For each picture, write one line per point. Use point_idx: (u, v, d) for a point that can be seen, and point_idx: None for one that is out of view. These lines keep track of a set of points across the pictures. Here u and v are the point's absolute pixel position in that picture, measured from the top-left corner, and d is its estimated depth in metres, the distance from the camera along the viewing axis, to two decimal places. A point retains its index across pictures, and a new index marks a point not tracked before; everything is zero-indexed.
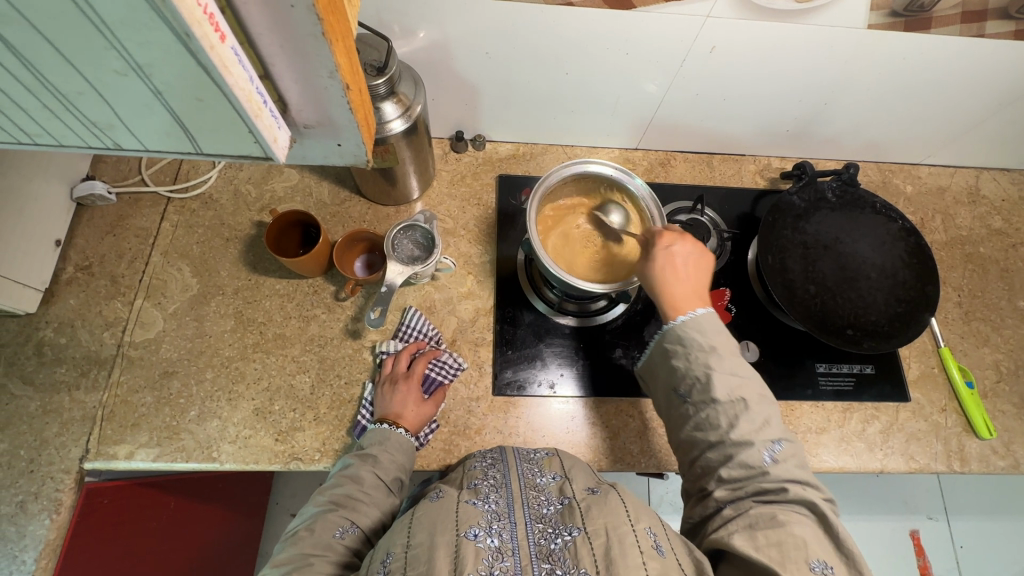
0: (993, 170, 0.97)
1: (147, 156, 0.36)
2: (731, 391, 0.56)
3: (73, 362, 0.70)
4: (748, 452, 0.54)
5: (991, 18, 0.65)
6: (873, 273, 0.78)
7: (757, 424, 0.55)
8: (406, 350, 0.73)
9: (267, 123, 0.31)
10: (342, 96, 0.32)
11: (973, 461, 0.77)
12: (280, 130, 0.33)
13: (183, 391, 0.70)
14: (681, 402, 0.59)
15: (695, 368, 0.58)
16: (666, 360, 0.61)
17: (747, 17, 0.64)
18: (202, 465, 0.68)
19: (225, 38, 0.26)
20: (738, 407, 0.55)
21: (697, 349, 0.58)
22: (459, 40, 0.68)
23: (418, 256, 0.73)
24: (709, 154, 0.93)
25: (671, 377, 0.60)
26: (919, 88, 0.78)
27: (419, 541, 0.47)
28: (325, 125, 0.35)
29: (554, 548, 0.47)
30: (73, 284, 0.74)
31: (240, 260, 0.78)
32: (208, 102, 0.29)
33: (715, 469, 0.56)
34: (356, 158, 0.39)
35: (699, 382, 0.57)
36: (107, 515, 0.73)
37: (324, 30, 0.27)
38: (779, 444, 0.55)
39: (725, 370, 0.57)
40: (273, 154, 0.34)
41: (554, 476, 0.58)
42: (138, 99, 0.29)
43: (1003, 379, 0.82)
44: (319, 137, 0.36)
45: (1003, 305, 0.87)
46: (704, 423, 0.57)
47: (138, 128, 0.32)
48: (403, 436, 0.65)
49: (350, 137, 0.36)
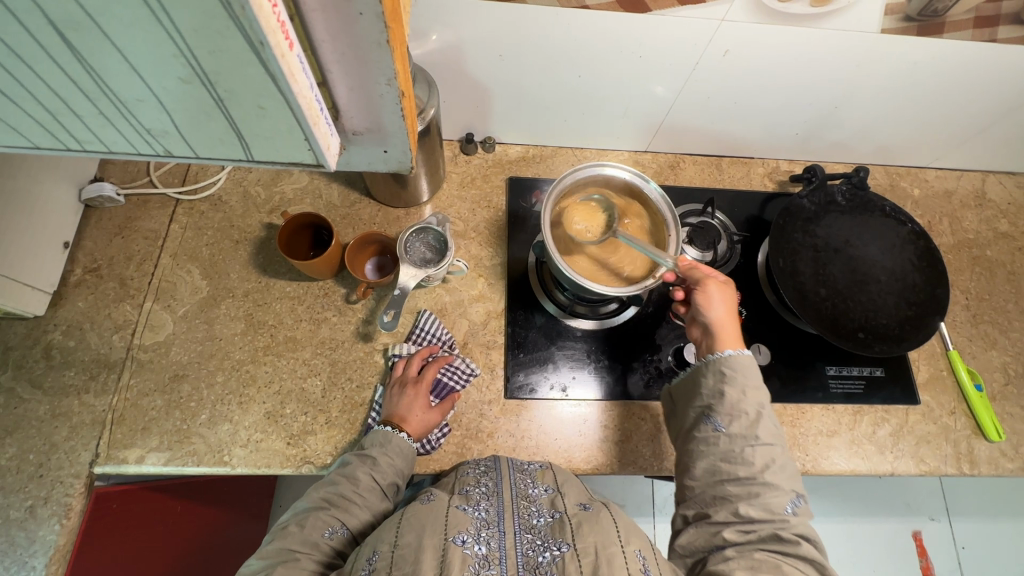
0: (999, 174, 0.97)
1: (193, 162, 0.35)
2: (773, 435, 0.58)
3: (82, 366, 0.70)
4: (775, 496, 0.55)
5: (1003, 23, 0.66)
6: (883, 277, 0.78)
7: (787, 472, 0.57)
8: (419, 354, 0.72)
9: (323, 131, 0.32)
10: (396, 104, 0.33)
11: (982, 464, 0.77)
12: (332, 136, 0.34)
13: (193, 394, 0.70)
14: (713, 431, 0.59)
15: (748, 403, 0.59)
16: (718, 383, 0.61)
17: (761, 21, 0.64)
18: (213, 469, 0.67)
19: (292, 46, 0.26)
20: (776, 455, 0.57)
21: (752, 388, 0.60)
22: (474, 43, 0.68)
23: (430, 258, 0.73)
24: (718, 157, 0.93)
25: (713, 399, 0.60)
26: (929, 92, 0.79)
27: (407, 542, 0.48)
28: (373, 132, 0.35)
29: (542, 562, 0.48)
30: (81, 287, 0.74)
31: (250, 262, 0.77)
32: (271, 111, 0.29)
33: (732, 502, 0.55)
34: (398, 164, 0.40)
35: (747, 418, 0.58)
36: (116, 519, 0.72)
37: (389, 38, 0.28)
38: (801, 499, 0.56)
39: (771, 416, 0.59)
40: (325, 161, 0.34)
41: (546, 489, 0.58)
42: (198, 108, 0.29)
43: (1011, 382, 0.83)
44: (366, 144, 0.37)
45: (1010, 307, 0.87)
46: (735, 457, 0.57)
47: (191, 135, 0.32)
48: (405, 442, 0.64)
49: (396, 144, 0.37)
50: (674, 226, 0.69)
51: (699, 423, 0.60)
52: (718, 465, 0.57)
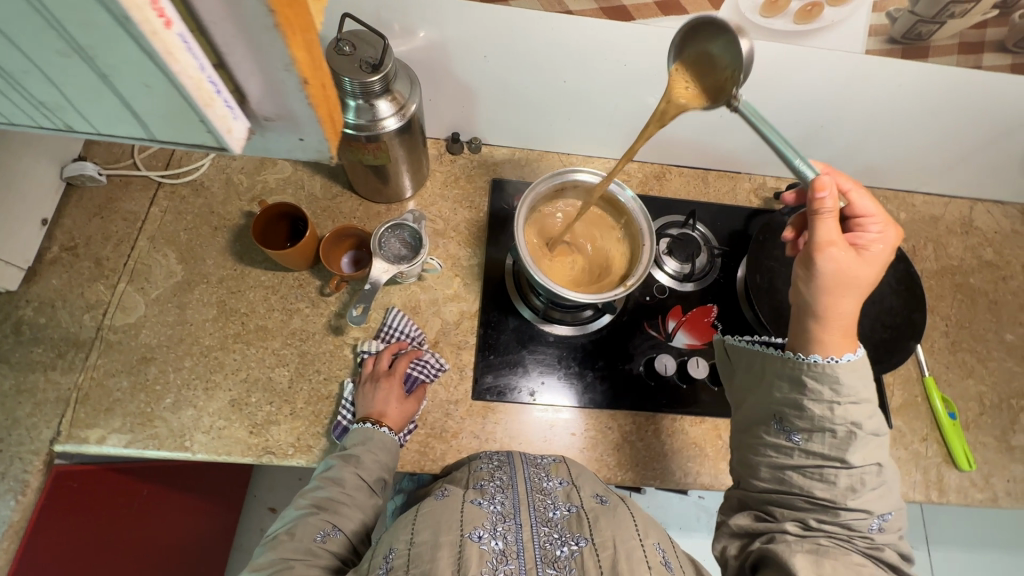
0: (987, 202, 0.97)
1: (97, 138, 0.34)
2: (865, 458, 0.52)
3: (51, 343, 0.70)
4: (858, 517, 0.52)
5: (988, 50, 0.65)
6: (861, 298, 0.78)
7: (876, 490, 0.53)
8: (388, 349, 0.72)
9: (221, 113, 0.30)
10: (300, 90, 0.30)
11: (951, 492, 0.76)
12: (237, 121, 0.32)
13: (159, 378, 0.70)
14: (787, 437, 0.55)
15: (837, 421, 0.52)
16: (796, 395, 0.55)
17: (744, 35, 0.64)
18: (174, 454, 0.67)
19: (170, 24, 0.24)
20: (867, 477, 0.53)
21: (844, 403, 0.52)
22: (458, 42, 0.69)
23: (404, 255, 0.73)
24: (704, 170, 0.93)
25: (792, 410, 0.55)
26: (916, 116, 0.78)
27: (422, 540, 0.48)
28: (285, 119, 0.33)
29: (560, 555, 0.48)
30: (56, 264, 0.74)
31: (227, 249, 0.77)
32: (158, 89, 0.28)
33: (800, 511, 0.54)
34: (320, 154, 0.37)
35: (835, 437, 0.52)
36: (77, 499, 0.72)
37: (278, 22, 0.25)
38: (889, 515, 0.54)
39: (867, 433, 0.52)
40: (227, 145, 0.32)
41: (561, 482, 0.59)
42: (85, 82, 0.28)
43: (986, 412, 0.82)
44: (281, 131, 0.34)
45: (990, 337, 0.87)
46: (817, 473, 0.53)
47: (86, 109, 0.31)
48: (389, 437, 0.66)
49: (312, 132, 0.34)
50: (648, 236, 0.68)
51: (772, 428, 0.56)
52: (789, 475, 0.55)
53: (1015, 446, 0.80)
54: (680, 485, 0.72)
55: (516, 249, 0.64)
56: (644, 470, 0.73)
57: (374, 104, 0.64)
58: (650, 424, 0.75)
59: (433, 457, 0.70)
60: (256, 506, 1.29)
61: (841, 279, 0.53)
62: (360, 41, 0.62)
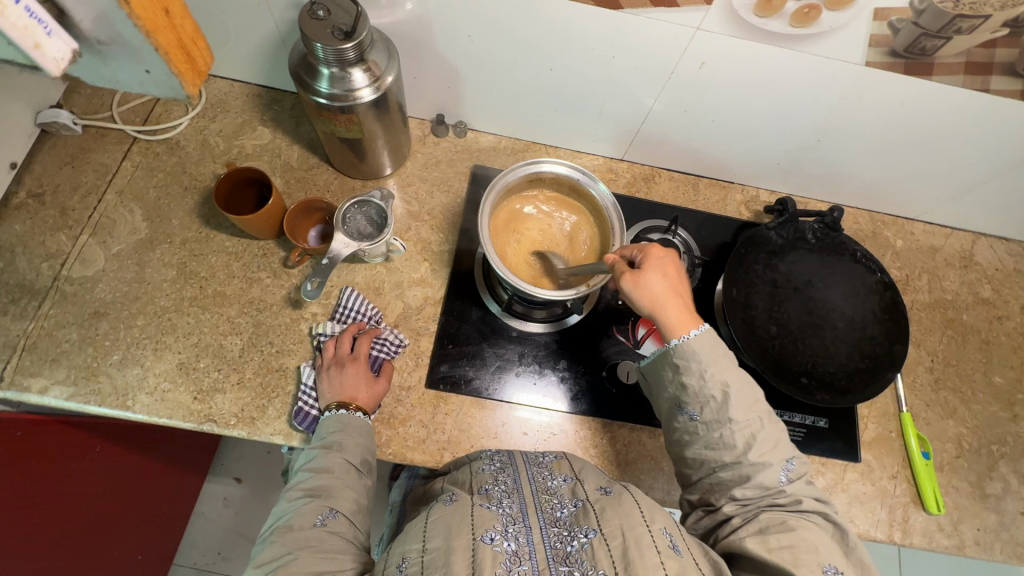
0: (991, 237, 0.92)
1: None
2: (747, 412, 0.55)
3: (6, 288, 0.69)
4: (765, 471, 0.54)
5: (997, 72, 0.61)
6: (840, 323, 0.74)
7: (770, 442, 0.55)
8: (347, 331, 0.71)
9: (20, 22, 0.25)
10: (121, 7, 0.27)
11: (915, 535, 0.73)
12: (49, 37, 0.27)
13: (110, 333, 0.69)
14: (689, 418, 0.57)
15: (711, 389, 0.56)
16: (677, 377, 0.57)
17: (738, 35, 0.61)
18: (115, 412, 0.66)
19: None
20: (753, 429, 0.55)
21: (713, 371, 0.56)
22: (442, 19, 0.66)
23: (367, 233, 0.71)
24: (696, 177, 0.90)
25: (679, 392, 0.58)
26: (917, 138, 0.75)
27: (435, 546, 0.46)
28: (122, 45, 0.30)
29: (571, 551, 0.46)
30: (21, 210, 0.73)
31: (195, 211, 0.76)
32: None
33: (727, 487, 0.55)
34: (174, 91, 0.34)
35: (714, 403, 0.56)
36: (19, 447, 0.73)
37: None
38: (791, 462, 0.56)
39: (740, 390, 0.56)
40: (39, 65, 0.27)
41: (565, 479, 0.56)
42: None
43: (963, 456, 0.78)
44: (122, 60, 0.30)
45: (977, 378, 0.83)
46: (717, 443, 0.55)
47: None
48: (363, 420, 0.65)
49: (156, 62, 0.31)
50: (619, 233, 0.66)
51: (675, 416, 0.58)
52: (701, 456, 0.56)
53: (989, 494, 0.76)
54: None
55: (484, 253, 0.61)
56: None
57: (347, 73, 0.62)
58: (606, 431, 0.73)
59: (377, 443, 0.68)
60: (223, 473, 1.29)
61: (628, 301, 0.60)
62: (336, 7, 0.60)
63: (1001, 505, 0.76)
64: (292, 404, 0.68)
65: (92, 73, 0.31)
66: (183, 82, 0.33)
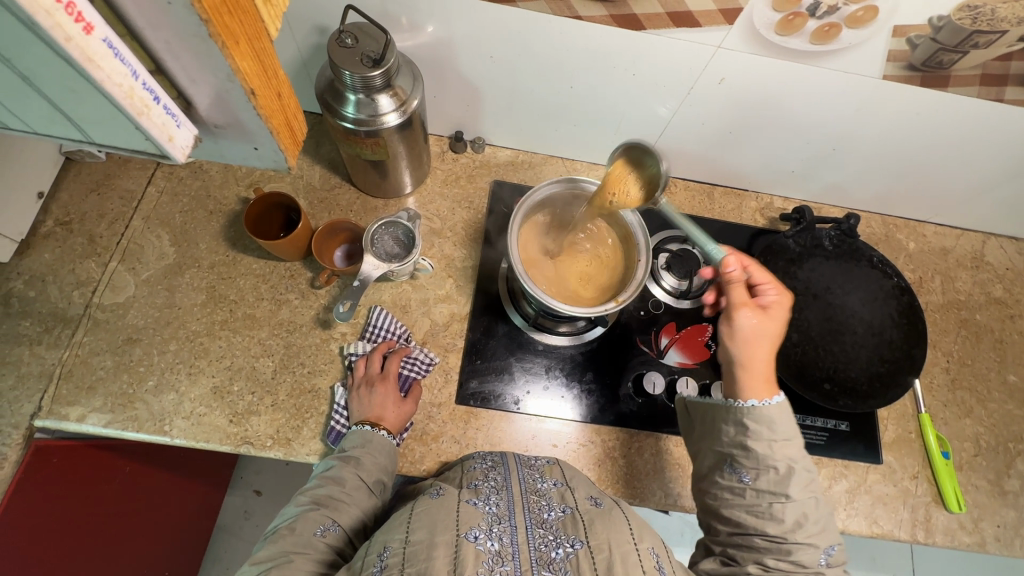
0: (1000, 237, 0.94)
1: (41, 139, 0.32)
2: (805, 491, 0.55)
3: (39, 317, 0.70)
4: (807, 552, 0.54)
5: (1011, 83, 0.63)
6: (860, 329, 0.76)
7: (818, 524, 0.55)
8: (377, 350, 0.72)
9: (158, 120, 0.28)
10: (247, 101, 0.30)
11: (938, 534, 0.74)
12: (179, 128, 0.30)
13: (144, 359, 0.70)
14: (738, 480, 0.56)
15: (777, 459, 0.55)
16: (741, 436, 0.57)
17: (759, 52, 0.62)
18: (153, 438, 0.67)
19: (92, 30, 0.23)
20: (809, 510, 0.55)
21: (779, 440, 0.56)
22: (464, 41, 0.67)
23: (396, 254, 0.73)
24: (711, 185, 0.91)
25: (734, 449, 0.57)
26: (931, 146, 0.76)
27: (418, 539, 0.46)
28: (236, 129, 0.33)
29: (555, 558, 0.46)
30: (49, 239, 0.74)
31: (221, 235, 0.77)
32: (82, 94, 0.26)
33: (760, 552, 0.55)
34: (276, 163, 0.37)
35: (776, 473, 0.55)
36: (58, 474, 0.72)
37: (211, 31, 0.26)
38: (833, 548, 0.56)
39: (802, 468, 0.56)
40: (168, 153, 0.30)
41: (555, 483, 0.57)
42: (8, 84, 0.26)
43: (981, 454, 0.80)
44: (233, 139, 0.34)
45: (992, 376, 0.85)
46: (764, 512, 0.55)
47: (23, 115, 0.29)
48: (386, 439, 0.65)
49: (264, 142, 0.34)
50: (645, 250, 0.68)
51: (721, 470, 0.58)
52: (743, 518, 0.56)
53: (1008, 491, 0.78)
54: (659, 506, 0.71)
55: (511, 266, 0.63)
56: (623, 487, 0.71)
57: (374, 98, 0.62)
58: (633, 440, 0.74)
59: (411, 460, 0.69)
60: (242, 487, 1.29)
61: (747, 335, 0.60)
62: (363, 34, 0.61)
63: (1020, 501, 0.77)
64: (325, 424, 0.69)
65: (206, 148, 0.35)
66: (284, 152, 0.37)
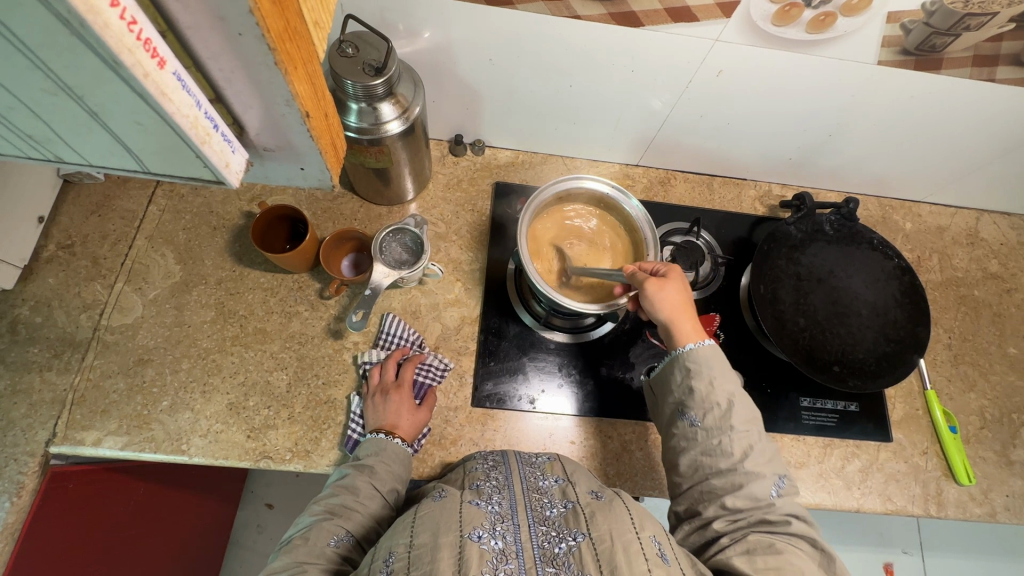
0: (993, 213, 0.96)
1: (93, 169, 0.32)
2: (746, 421, 0.58)
3: (47, 343, 0.69)
4: (757, 483, 0.55)
5: (1002, 63, 0.64)
6: (864, 310, 0.77)
7: (766, 455, 0.57)
8: (391, 357, 0.71)
9: (217, 148, 0.29)
10: (301, 123, 0.31)
11: (950, 507, 0.76)
12: (234, 154, 0.31)
13: (157, 379, 0.69)
14: (690, 423, 0.59)
15: (718, 395, 0.58)
16: (687, 380, 0.60)
17: (756, 44, 0.63)
18: (170, 457, 0.66)
19: (164, 64, 0.23)
20: (752, 441, 0.57)
21: (718, 379, 0.59)
22: (464, 46, 0.67)
23: (405, 260, 0.73)
24: (710, 176, 0.93)
25: (684, 395, 0.60)
26: (926, 128, 0.78)
27: (422, 542, 0.46)
28: (285, 150, 0.34)
29: (558, 552, 0.46)
30: (52, 263, 0.73)
31: (226, 250, 0.77)
32: (148, 127, 0.26)
33: (718, 497, 0.56)
34: (321, 182, 0.38)
35: (718, 409, 0.58)
36: (73, 500, 0.71)
37: (277, 58, 0.27)
38: (783, 479, 0.57)
39: (743, 401, 0.59)
40: (225, 179, 0.31)
41: (557, 480, 0.57)
42: (75, 119, 0.26)
43: (986, 426, 0.82)
44: (282, 161, 0.35)
45: (993, 350, 0.86)
46: (715, 449, 0.57)
47: (82, 147, 0.29)
48: (402, 448, 0.65)
49: (313, 162, 0.35)
50: (652, 246, 0.69)
51: (676, 421, 0.60)
52: (697, 460, 0.58)
53: (1014, 461, 0.80)
54: None
55: (519, 258, 0.64)
56: (643, 479, 0.72)
57: (376, 107, 0.61)
58: (649, 432, 0.75)
59: (431, 464, 0.69)
60: (253, 501, 1.29)
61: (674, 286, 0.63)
62: (364, 43, 0.60)
63: None
64: (343, 433, 0.69)
65: (253, 168, 0.36)
66: (329, 171, 0.38)
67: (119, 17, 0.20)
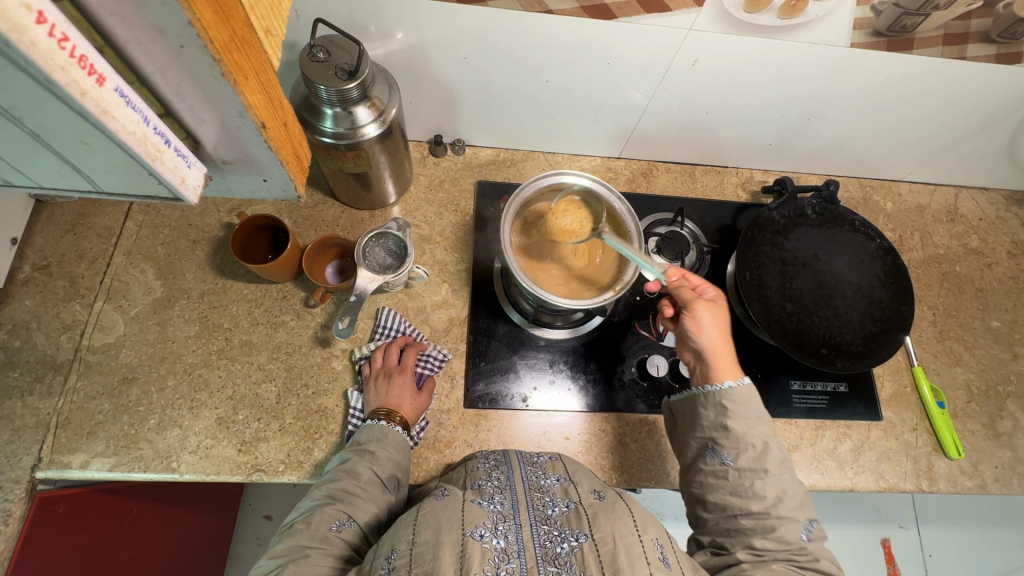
0: (971, 189, 0.97)
1: (43, 191, 0.31)
2: (780, 466, 0.57)
3: (27, 366, 0.68)
4: (789, 526, 0.55)
5: (973, 40, 0.65)
6: (850, 292, 0.78)
7: (797, 499, 0.57)
8: (394, 343, 0.72)
9: (171, 163, 0.28)
10: (258, 135, 0.31)
11: (941, 480, 0.77)
12: (190, 169, 0.30)
13: (142, 398, 0.68)
14: (721, 462, 0.58)
15: (753, 436, 0.57)
16: (721, 418, 0.59)
17: (729, 31, 0.63)
18: (161, 476, 0.65)
19: (104, 81, 0.23)
20: (787, 486, 0.56)
21: (755, 421, 0.58)
22: (437, 45, 0.67)
23: (389, 264, 0.72)
24: (692, 165, 0.93)
25: (715, 432, 0.59)
26: (901, 107, 0.78)
27: (425, 539, 0.45)
28: (245, 162, 0.33)
29: (560, 552, 0.46)
30: (29, 284, 0.71)
31: (207, 262, 0.76)
32: (95, 146, 0.26)
33: (748, 534, 0.55)
34: (286, 193, 0.37)
35: (753, 451, 0.57)
36: (62, 525, 0.70)
37: (225, 69, 0.26)
38: (812, 522, 0.57)
39: (777, 446, 0.58)
40: (181, 195, 0.30)
41: (559, 478, 0.57)
42: (15, 141, 0.25)
43: (973, 400, 0.83)
44: (243, 173, 0.35)
45: (977, 323, 0.88)
46: (744, 491, 0.56)
47: (29, 169, 0.28)
48: (401, 434, 0.64)
49: (275, 173, 0.35)
50: (636, 236, 0.70)
51: (705, 456, 0.59)
52: (727, 501, 0.57)
53: (1002, 432, 0.81)
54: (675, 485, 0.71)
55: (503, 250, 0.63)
56: (639, 471, 0.72)
57: (351, 111, 0.60)
58: (643, 424, 0.75)
59: (427, 468, 0.68)
60: (252, 514, 1.27)
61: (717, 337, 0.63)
62: (334, 46, 0.59)
63: (1014, 441, 0.81)
64: (337, 441, 0.69)
65: (215, 182, 0.35)
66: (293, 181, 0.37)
67: (48, 34, 0.20)
